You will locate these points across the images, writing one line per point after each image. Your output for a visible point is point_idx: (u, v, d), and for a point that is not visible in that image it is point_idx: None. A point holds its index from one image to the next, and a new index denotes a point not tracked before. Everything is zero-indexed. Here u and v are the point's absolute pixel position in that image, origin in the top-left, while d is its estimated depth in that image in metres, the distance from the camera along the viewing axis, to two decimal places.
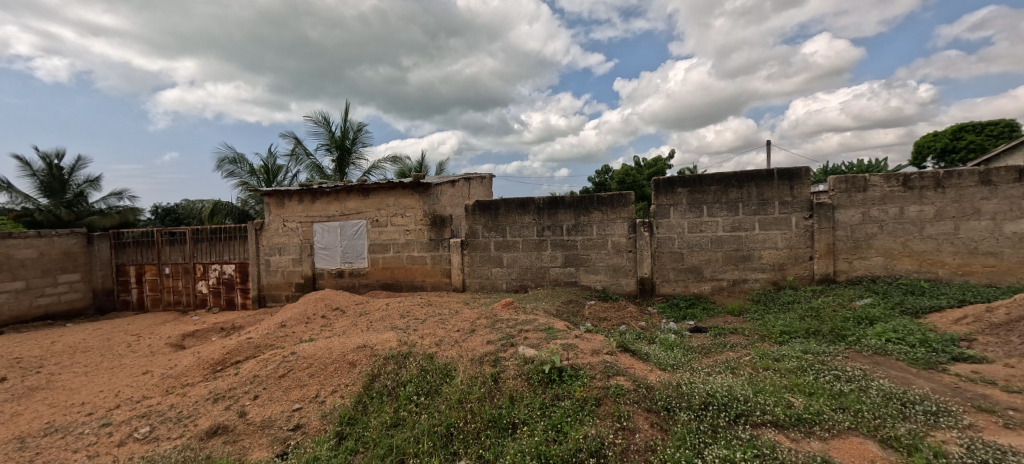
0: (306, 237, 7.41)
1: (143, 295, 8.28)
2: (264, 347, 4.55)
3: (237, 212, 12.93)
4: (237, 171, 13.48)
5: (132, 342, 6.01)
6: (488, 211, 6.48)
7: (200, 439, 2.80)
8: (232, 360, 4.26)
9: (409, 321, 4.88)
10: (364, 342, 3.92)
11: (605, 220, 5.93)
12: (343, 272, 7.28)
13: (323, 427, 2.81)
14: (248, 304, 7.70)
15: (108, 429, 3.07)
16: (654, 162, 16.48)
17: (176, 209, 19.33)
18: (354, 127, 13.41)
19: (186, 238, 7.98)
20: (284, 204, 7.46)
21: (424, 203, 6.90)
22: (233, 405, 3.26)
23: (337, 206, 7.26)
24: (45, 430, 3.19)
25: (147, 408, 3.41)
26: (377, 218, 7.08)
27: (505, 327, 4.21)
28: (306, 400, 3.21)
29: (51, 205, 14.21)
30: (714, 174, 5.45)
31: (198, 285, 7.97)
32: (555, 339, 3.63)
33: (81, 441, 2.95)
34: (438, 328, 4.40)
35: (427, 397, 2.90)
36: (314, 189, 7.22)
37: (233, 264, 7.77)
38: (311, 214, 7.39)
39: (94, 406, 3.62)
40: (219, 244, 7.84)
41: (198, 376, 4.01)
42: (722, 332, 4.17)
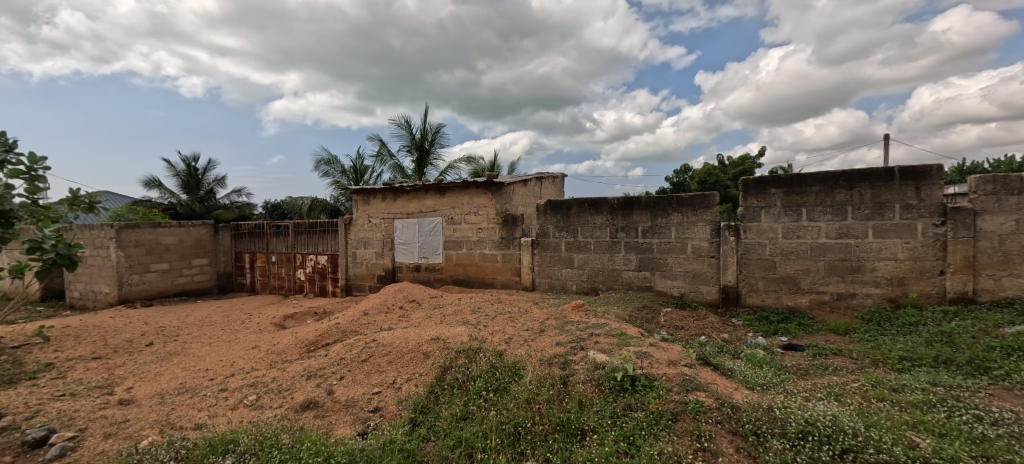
0: (388, 232, 7.90)
1: (253, 279, 9.40)
2: (350, 332, 4.92)
3: (330, 208, 14.19)
4: (331, 171, 14.80)
5: (245, 320, 6.84)
6: (561, 211, 6.41)
7: (295, 411, 3.08)
8: (323, 342, 4.66)
9: (481, 317, 4.99)
10: (438, 335, 4.07)
11: (684, 222, 5.58)
12: (420, 266, 7.65)
13: (399, 412, 2.95)
14: (338, 292, 8.40)
15: (224, 394, 3.51)
16: (741, 161, 15.24)
17: (283, 205, 21.77)
18: (432, 128, 14.09)
19: (289, 230, 8.91)
20: (370, 201, 8.03)
21: (497, 202, 7.01)
22: (322, 383, 3.56)
23: (416, 204, 7.64)
24: (178, 390, 3.73)
25: (253, 379, 3.85)
26: (452, 216, 7.34)
27: (576, 329, 4.13)
28: (384, 385, 3.40)
29: (189, 200, 16.74)
30: (816, 173, 4.88)
31: (297, 273, 8.85)
32: (629, 345, 3.48)
33: (204, 402, 3.39)
34: (509, 326, 4.44)
35: (496, 394, 2.92)
36: (396, 187, 7.69)
37: (326, 255, 8.53)
38: (393, 211, 7.86)
39: (215, 373, 4.17)
40: (315, 236, 8.64)
41: (294, 354, 4.45)
42: (823, 352, 3.72)
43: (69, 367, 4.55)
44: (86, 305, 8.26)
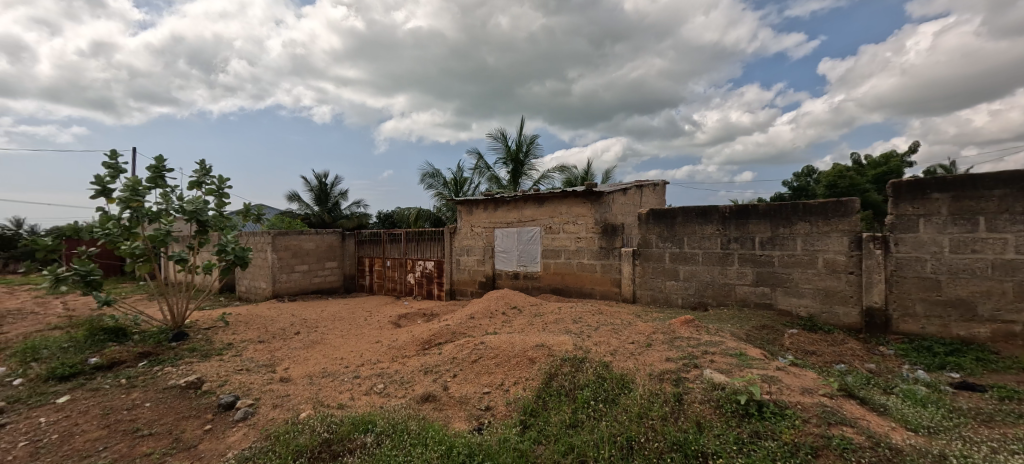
0: (489, 241, 8.27)
1: (371, 281, 10.50)
2: (459, 334, 5.25)
3: (434, 217, 15.29)
4: (435, 183, 15.96)
5: (367, 318, 7.69)
6: (665, 221, 6.12)
7: (417, 402, 3.38)
8: (436, 341, 5.04)
9: (583, 327, 4.96)
10: (543, 342, 4.16)
11: (813, 233, 4.95)
12: (519, 274, 7.86)
13: (509, 413, 3.08)
14: (443, 295, 9.00)
15: (359, 381, 4.00)
16: (884, 160, 13.02)
17: (394, 215, 24.04)
18: (527, 140, 14.48)
19: (401, 238, 9.81)
20: (472, 212, 8.50)
21: (597, 212, 6.93)
22: (438, 379, 3.86)
23: (515, 213, 7.90)
24: (322, 373, 4.34)
25: (380, 370, 4.32)
26: (551, 225, 7.44)
27: (686, 345, 3.90)
28: (493, 386, 3.58)
29: (320, 211, 19.38)
30: (997, 173, 4.00)
31: (408, 277, 9.69)
32: (750, 367, 3.19)
33: (343, 386, 3.90)
34: (612, 337, 4.35)
35: (606, 404, 2.89)
36: (497, 198, 8.04)
37: (432, 261, 9.21)
38: (493, 221, 8.23)
39: (348, 362, 4.76)
40: (423, 244, 9.40)
41: (412, 350, 4.88)
42: (1012, 396, 3.01)
43: (242, 347, 5.58)
44: (250, 297, 10.02)
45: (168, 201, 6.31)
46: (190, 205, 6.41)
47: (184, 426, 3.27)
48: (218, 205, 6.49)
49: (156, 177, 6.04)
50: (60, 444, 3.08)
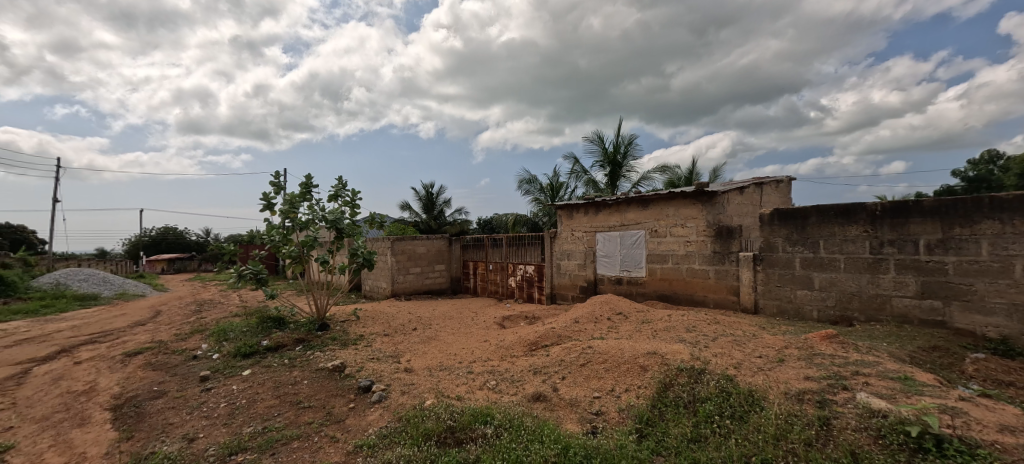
0: (590, 245, 8.17)
1: (475, 284, 11.04)
2: (564, 337, 5.27)
3: (531, 222, 15.56)
4: (532, 189, 16.24)
5: (474, 318, 8.11)
6: (794, 221, 5.45)
7: (529, 400, 3.49)
8: (542, 343, 5.14)
9: (699, 337, 4.64)
10: (655, 349, 4.00)
11: (1005, 234, 4.00)
12: (622, 279, 7.62)
13: (623, 420, 3.02)
14: (543, 299, 9.08)
15: (473, 376, 4.26)
16: None
17: (493, 220, 25.14)
18: (626, 141, 14.01)
19: (503, 243, 10.15)
20: (572, 216, 8.49)
21: (709, 213, 6.44)
22: (548, 379, 3.93)
23: (618, 217, 7.70)
24: (439, 366, 4.72)
25: (492, 367, 4.54)
26: (657, 228, 7.10)
27: (829, 364, 3.42)
28: (603, 391, 3.53)
29: (427, 218, 21.03)
30: None
31: (509, 280, 9.96)
32: (920, 395, 2.68)
33: (459, 379, 4.18)
34: (734, 349, 4.00)
35: (732, 421, 2.67)
36: (597, 202, 7.93)
37: (533, 265, 9.37)
38: (595, 225, 8.11)
39: (460, 357, 5.08)
40: (524, 248, 9.62)
41: (519, 351, 5.04)
42: None
43: (371, 339, 6.29)
44: (373, 295, 11.24)
45: (315, 211, 7.41)
46: (330, 215, 7.45)
47: (334, 404, 3.84)
48: (351, 215, 7.43)
49: (306, 192, 7.14)
50: (250, 408, 3.88)
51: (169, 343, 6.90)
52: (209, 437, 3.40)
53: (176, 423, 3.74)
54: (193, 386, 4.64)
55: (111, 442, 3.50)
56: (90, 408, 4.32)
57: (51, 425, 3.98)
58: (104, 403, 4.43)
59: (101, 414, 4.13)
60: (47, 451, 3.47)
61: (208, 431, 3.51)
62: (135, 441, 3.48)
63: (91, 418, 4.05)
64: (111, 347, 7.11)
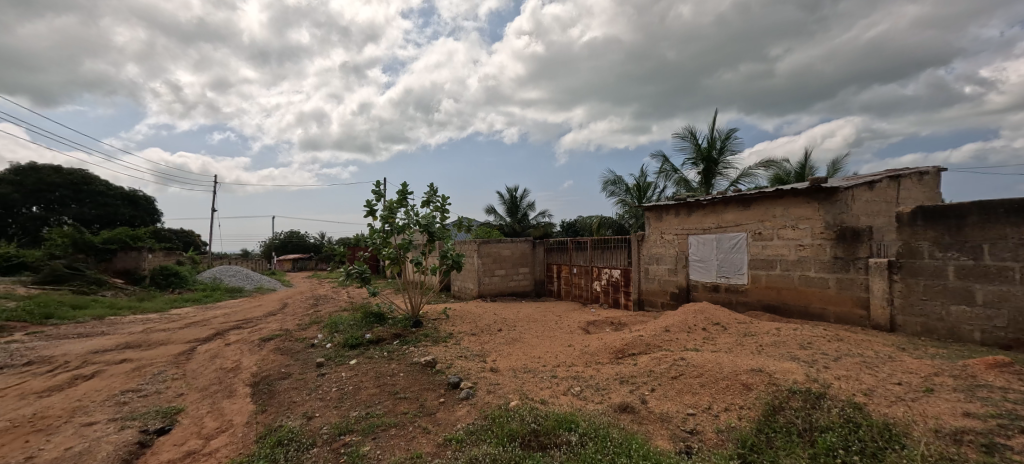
0: (682, 248, 7.63)
1: (558, 287, 10.92)
2: (653, 346, 4.96)
3: (616, 224, 15.03)
4: (617, 190, 15.70)
5: (557, 322, 8.01)
6: (946, 221, 4.52)
7: (615, 411, 3.31)
8: (629, 351, 4.89)
9: (815, 355, 4.05)
10: (761, 367, 3.58)
11: None
12: (719, 286, 6.99)
13: (722, 443, 2.73)
14: (630, 305, 8.66)
15: (556, 380, 4.19)
16: None
17: (577, 223, 24.92)
18: (722, 135, 12.89)
19: (587, 246, 9.92)
20: (662, 218, 8.02)
21: (827, 213, 5.63)
22: (635, 390, 3.70)
23: (714, 218, 7.10)
24: (523, 368, 4.73)
25: (576, 373, 4.42)
26: (761, 231, 6.40)
27: (1000, 399, 2.76)
28: (699, 408, 3.22)
29: (511, 221, 21.42)
30: None
31: (593, 284, 9.69)
32: None
33: (543, 383, 4.13)
34: (862, 373, 3.42)
35: (862, 458, 2.26)
36: (690, 202, 7.40)
37: (618, 269, 9.00)
38: (687, 227, 7.57)
39: (544, 361, 5.03)
40: (610, 251, 9.30)
41: (605, 358, 4.84)
42: None
43: (459, 338, 6.53)
44: (461, 296, 11.70)
45: (410, 216, 7.92)
46: (423, 220, 7.91)
47: (427, 397, 4.04)
48: (441, 219, 7.80)
49: (402, 199, 7.65)
50: (356, 394, 4.25)
51: (293, 332, 7.87)
52: (323, 417, 3.78)
53: (298, 402, 4.22)
54: (311, 371, 5.22)
55: (251, 413, 4.06)
56: (236, 383, 5.07)
57: (209, 394, 4.74)
58: (246, 379, 5.18)
59: (243, 388, 4.82)
60: (207, 415, 4.13)
61: (322, 411, 3.90)
62: (268, 415, 3.99)
63: (236, 391, 4.75)
64: (250, 333, 8.31)
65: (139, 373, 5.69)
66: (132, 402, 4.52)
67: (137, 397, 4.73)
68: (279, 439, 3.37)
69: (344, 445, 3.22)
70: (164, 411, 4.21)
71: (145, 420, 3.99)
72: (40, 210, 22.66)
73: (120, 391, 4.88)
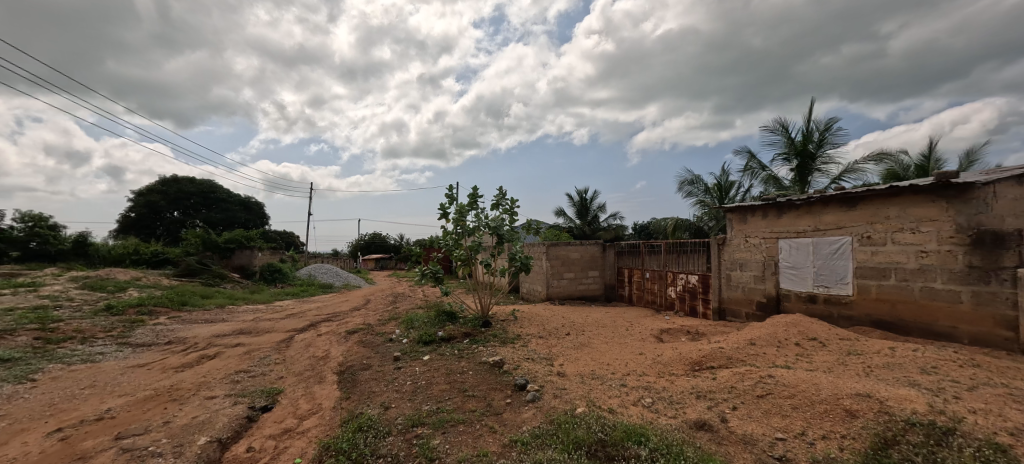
0: (771, 253, 6.94)
1: (630, 293, 10.48)
2: (736, 360, 4.54)
3: (694, 227, 14.12)
4: (695, 191, 14.77)
5: (629, 328, 7.68)
6: None
7: (690, 428, 3.06)
8: (708, 364, 4.52)
9: (942, 382, 3.44)
10: (869, 392, 3.11)
11: None
12: (816, 297, 6.24)
13: None
14: (709, 314, 8.05)
15: (625, 390, 3.98)
16: None
17: (650, 226, 23.92)
18: (820, 127, 11.59)
19: (661, 249, 9.41)
20: (747, 219, 7.36)
21: (959, 214, 4.78)
22: (714, 407, 3.40)
23: (811, 219, 6.36)
24: (591, 374, 4.58)
25: (647, 383, 4.18)
26: (869, 234, 5.61)
27: None
28: (790, 432, 2.87)
29: (581, 223, 21.07)
30: None
31: (668, 290, 9.16)
32: None
33: (611, 392, 3.95)
34: (1009, 408, 2.83)
35: None
36: (781, 202, 6.71)
37: (696, 275, 8.42)
38: (777, 229, 6.86)
39: (614, 369, 4.82)
40: (687, 255, 8.73)
41: (680, 369, 4.52)
42: None
43: (527, 340, 6.51)
44: (530, 298, 11.70)
45: (480, 218, 8.09)
46: (492, 222, 8.04)
47: (496, 396, 4.06)
48: (510, 221, 7.87)
49: (473, 202, 7.84)
50: (428, 388, 4.39)
51: (374, 326, 8.40)
52: (399, 408, 3.95)
53: (377, 392, 4.47)
54: (389, 364, 5.51)
55: (337, 399, 4.37)
56: (325, 370, 5.51)
57: (303, 379, 5.21)
58: (334, 367, 5.62)
59: (331, 376, 5.23)
60: (301, 397, 4.52)
61: (398, 403, 4.08)
62: (351, 402, 4.27)
63: (325, 378, 5.16)
64: (338, 325, 9.02)
65: (249, 356, 6.41)
66: (243, 381, 5.10)
67: (247, 377, 5.33)
68: (360, 424, 3.58)
69: (416, 437, 3.33)
70: (267, 391, 4.68)
71: (253, 397, 4.47)
72: (180, 214, 26.55)
73: (234, 371, 5.54)
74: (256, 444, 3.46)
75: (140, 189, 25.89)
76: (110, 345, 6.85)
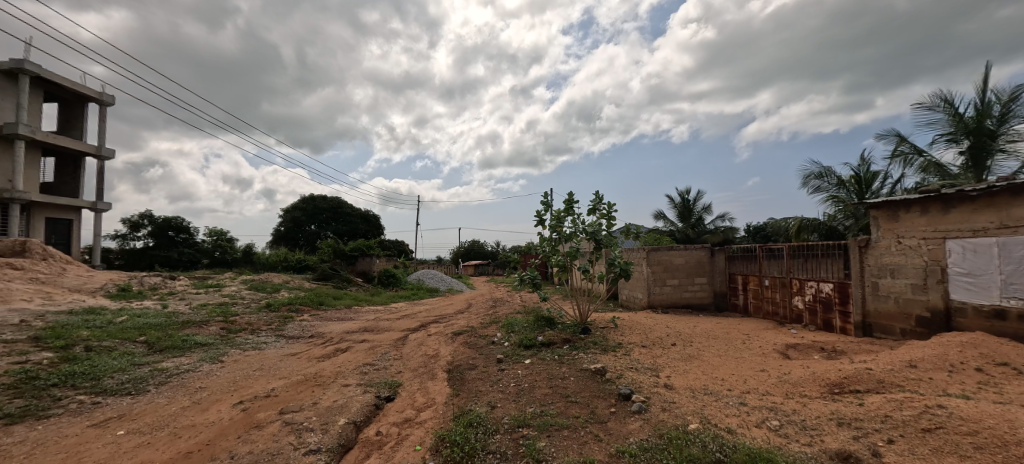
0: (933, 257, 5.81)
1: (746, 301, 9.49)
2: (891, 385, 3.87)
3: (824, 227, 12.31)
4: (824, 185, 12.91)
5: (746, 341, 6.98)
6: None
7: (831, 459, 2.69)
8: (851, 387, 3.93)
9: None
10: None
11: None
12: (1004, 312, 5.10)
13: None
14: (849, 329, 6.94)
15: (746, 409, 3.64)
16: None
17: (765, 228, 21.67)
18: (1002, 98, 9.40)
19: (784, 253, 8.39)
20: (898, 217, 6.26)
21: None
22: (862, 437, 2.94)
23: (995, 215, 5.22)
24: (704, 389, 4.27)
25: (772, 404, 3.76)
26: None
27: None
28: None
29: (684, 227, 19.74)
30: None
31: (795, 300, 8.11)
32: None
33: (729, 410, 3.64)
34: None
35: None
36: (947, 195, 5.59)
37: (831, 283, 7.33)
38: (943, 228, 5.72)
39: (732, 385, 4.43)
40: (818, 260, 7.65)
41: (815, 391, 3.99)
42: None
43: (630, 348, 6.30)
44: (630, 305, 11.28)
45: (577, 224, 8.06)
46: (589, 227, 7.96)
47: (599, 404, 4.01)
48: (608, 226, 7.71)
49: (569, 208, 7.86)
50: (532, 391, 4.50)
51: (477, 329, 8.82)
52: (504, 408, 4.11)
53: (484, 391, 4.70)
54: (494, 365, 5.76)
55: (448, 395, 4.70)
56: (436, 368, 5.96)
57: (418, 374, 5.70)
58: (444, 366, 6.04)
59: (442, 373, 5.64)
60: (418, 391, 4.96)
61: (504, 403, 4.25)
62: (461, 399, 4.56)
63: (437, 375, 5.58)
64: (445, 327, 9.67)
65: (373, 351, 7.20)
66: (370, 373, 5.76)
67: (372, 369, 6.00)
68: (471, 420, 3.81)
69: (522, 437, 3.44)
70: (390, 383, 5.21)
71: (378, 387, 5.01)
72: (316, 227, 31.03)
73: (362, 363, 6.28)
74: (383, 429, 3.87)
75: (288, 207, 30.94)
76: (271, 336, 8.24)
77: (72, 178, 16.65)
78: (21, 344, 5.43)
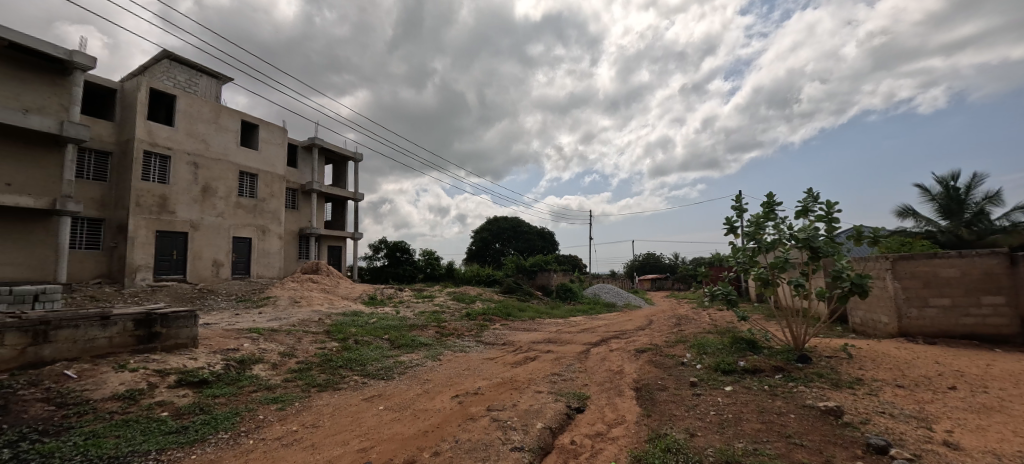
0: None
1: None
2: None
3: None
4: None
5: None
6: None
7: None
8: None
9: None
10: None
11: None
12: None
13: None
14: None
15: None
16: None
17: None
18: None
19: None
20: None
21: None
22: None
23: None
24: (1018, 458, 3.06)
25: None
26: None
27: None
28: None
29: (951, 226, 14.80)
30: None
31: None
32: None
33: None
34: None
35: None
36: None
37: None
38: None
39: None
40: None
41: None
42: None
43: (877, 387, 4.99)
44: (867, 331, 8.96)
45: (783, 230, 6.87)
46: (801, 234, 6.70)
47: (835, 453, 3.30)
48: (828, 230, 6.35)
49: (769, 212, 6.81)
50: (738, 424, 3.99)
51: (663, 348, 8.32)
52: (706, 438, 3.76)
53: (678, 415, 4.40)
54: (687, 389, 5.34)
55: (638, 415, 4.56)
56: (623, 385, 5.85)
57: (605, 390, 5.70)
58: (631, 383, 5.89)
59: (629, 391, 5.51)
60: (606, 406, 4.96)
61: (705, 432, 3.89)
62: (653, 420, 4.37)
63: (624, 392, 5.47)
64: (627, 343, 9.44)
65: (559, 362, 7.55)
66: (558, 383, 6.04)
67: (560, 379, 6.29)
68: (668, 445, 3.61)
69: None
70: (577, 395, 5.36)
71: (569, 398, 5.21)
72: (500, 245, 34.43)
73: (550, 373, 6.64)
74: (576, 439, 4.00)
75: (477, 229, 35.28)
76: (472, 341, 9.47)
77: (341, 215, 22.59)
78: (320, 335, 7.60)
